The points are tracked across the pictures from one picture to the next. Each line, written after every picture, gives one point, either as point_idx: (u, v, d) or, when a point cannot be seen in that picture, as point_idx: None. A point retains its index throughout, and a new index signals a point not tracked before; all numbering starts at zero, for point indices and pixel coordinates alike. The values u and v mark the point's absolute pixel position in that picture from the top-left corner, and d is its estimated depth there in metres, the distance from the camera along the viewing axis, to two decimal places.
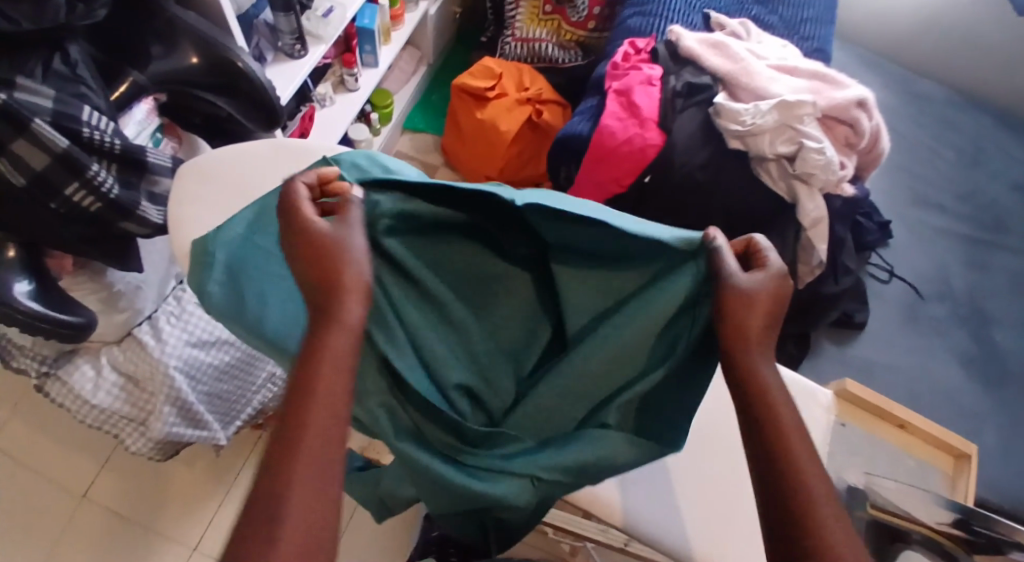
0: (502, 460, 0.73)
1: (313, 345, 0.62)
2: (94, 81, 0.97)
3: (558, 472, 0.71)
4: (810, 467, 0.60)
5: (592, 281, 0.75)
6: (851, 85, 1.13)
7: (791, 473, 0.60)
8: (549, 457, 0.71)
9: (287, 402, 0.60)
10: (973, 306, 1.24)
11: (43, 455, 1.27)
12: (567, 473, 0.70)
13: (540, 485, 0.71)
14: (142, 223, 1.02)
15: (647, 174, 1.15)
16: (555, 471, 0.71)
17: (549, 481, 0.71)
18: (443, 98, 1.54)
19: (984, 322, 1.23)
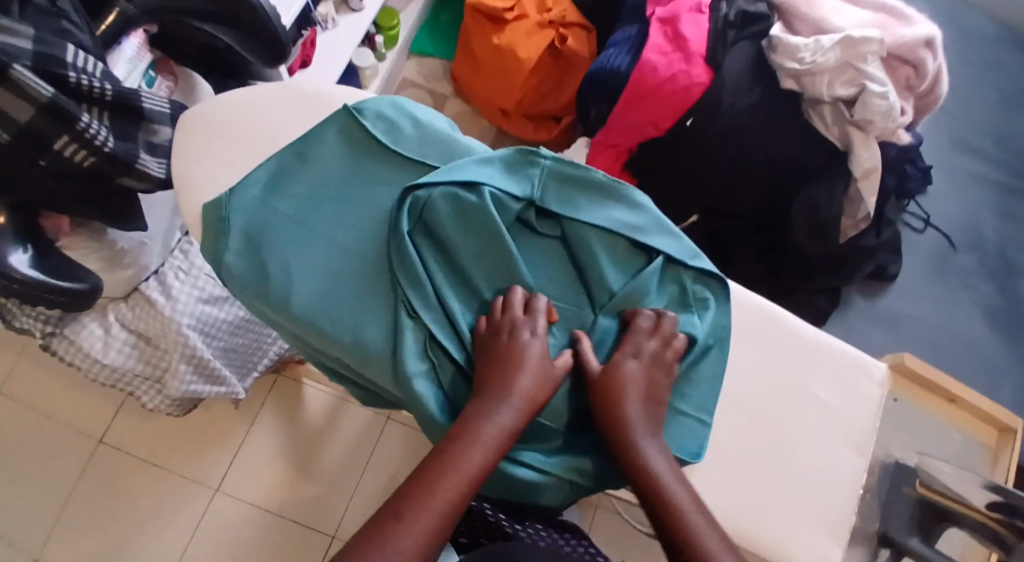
0: (541, 458, 0.81)
1: (467, 428, 0.74)
2: (78, 13, 0.85)
3: (590, 475, 0.81)
4: (695, 515, 0.70)
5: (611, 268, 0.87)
6: (920, 22, 1.04)
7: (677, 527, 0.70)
8: (583, 460, 0.81)
9: (429, 463, 0.71)
10: (1001, 256, 1.26)
11: (50, 400, 1.23)
12: (599, 475, 0.81)
13: (575, 486, 0.81)
14: (144, 178, 0.90)
15: (689, 116, 1.08)
16: (589, 472, 0.81)
17: (583, 484, 0.81)
18: (452, 18, 1.40)
19: (1011, 275, 1.25)
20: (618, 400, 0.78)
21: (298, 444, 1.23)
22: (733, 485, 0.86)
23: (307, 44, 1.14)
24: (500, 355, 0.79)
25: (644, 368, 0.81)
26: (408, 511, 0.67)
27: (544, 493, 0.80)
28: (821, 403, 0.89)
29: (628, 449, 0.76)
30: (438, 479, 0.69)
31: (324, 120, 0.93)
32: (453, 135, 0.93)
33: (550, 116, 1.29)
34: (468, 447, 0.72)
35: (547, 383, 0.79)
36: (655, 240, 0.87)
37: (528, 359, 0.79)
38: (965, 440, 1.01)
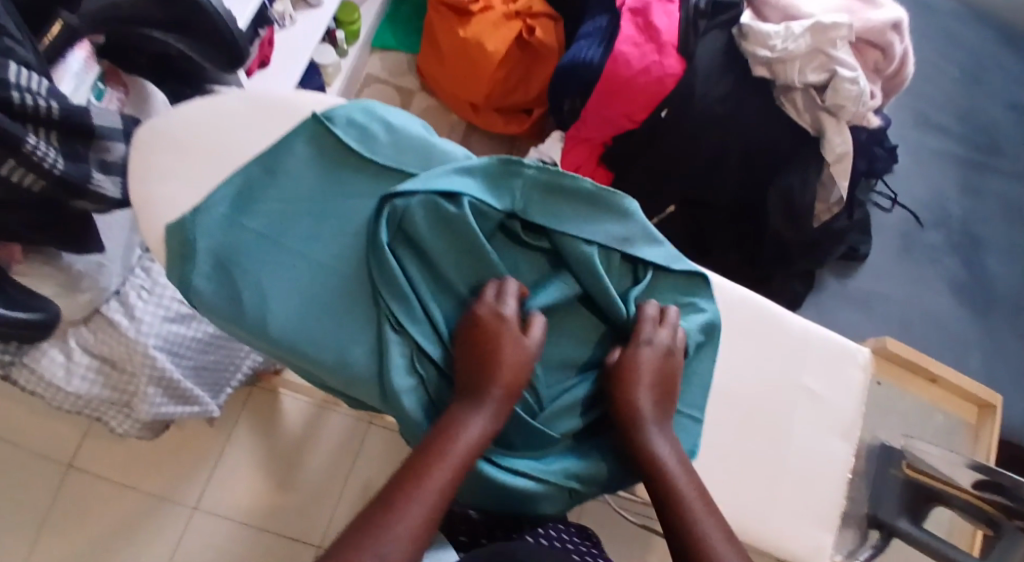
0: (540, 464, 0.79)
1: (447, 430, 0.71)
2: (18, 27, 0.77)
3: (589, 483, 0.80)
4: (694, 500, 0.71)
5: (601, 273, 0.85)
6: (887, 4, 1.03)
7: (674, 511, 0.71)
8: (580, 463, 0.80)
9: (403, 472, 0.67)
10: (965, 231, 1.30)
11: (10, 426, 1.17)
12: (595, 478, 0.80)
13: (574, 494, 0.80)
14: (99, 200, 0.85)
15: (664, 107, 1.06)
16: (585, 475, 0.79)
17: (582, 491, 0.80)
18: (414, 7, 1.36)
19: (975, 249, 1.29)
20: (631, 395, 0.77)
21: (277, 456, 1.20)
22: (732, 477, 0.87)
23: (266, 44, 1.07)
24: (480, 340, 0.76)
25: (657, 358, 0.79)
26: (395, 504, 0.65)
27: (542, 501, 0.79)
28: (812, 394, 0.90)
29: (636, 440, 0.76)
30: (423, 471, 0.67)
31: (292, 132, 0.88)
32: (425, 138, 0.90)
33: (521, 109, 1.26)
34: (451, 443, 0.70)
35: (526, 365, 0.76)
36: (641, 246, 0.86)
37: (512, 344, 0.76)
38: (948, 422, 1.09)
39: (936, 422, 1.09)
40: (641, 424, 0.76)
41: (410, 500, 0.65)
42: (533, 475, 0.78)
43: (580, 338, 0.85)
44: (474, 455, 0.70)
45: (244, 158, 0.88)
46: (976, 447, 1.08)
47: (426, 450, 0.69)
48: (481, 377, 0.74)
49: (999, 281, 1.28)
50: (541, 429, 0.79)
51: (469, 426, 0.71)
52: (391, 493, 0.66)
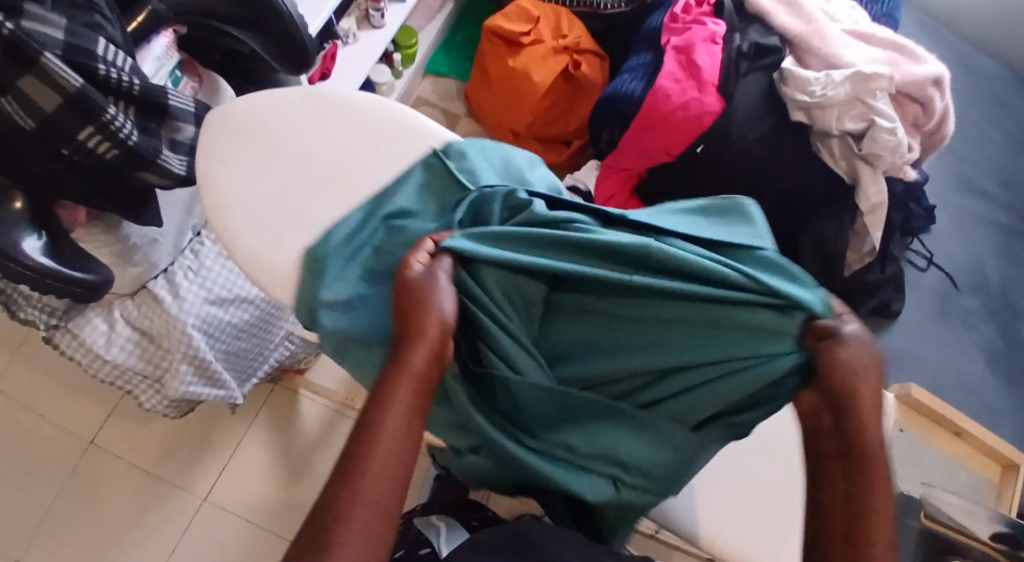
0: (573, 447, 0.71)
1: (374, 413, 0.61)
2: (111, 9, 0.86)
3: (641, 479, 0.71)
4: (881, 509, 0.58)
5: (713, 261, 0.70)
6: (928, 60, 1.06)
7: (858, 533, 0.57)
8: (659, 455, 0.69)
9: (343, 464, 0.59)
10: (1004, 299, 1.27)
11: (44, 398, 1.22)
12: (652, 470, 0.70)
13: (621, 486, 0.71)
14: (164, 174, 0.91)
15: (699, 143, 1.09)
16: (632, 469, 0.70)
17: (631, 485, 0.71)
18: (469, 39, 1.46)
19: (1015, 319, 1.26)
20: (866, 423, 0.59)
21: (291, 458, 1.21)
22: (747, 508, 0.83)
23: (326, 57, 1.16)
24: (404, 298, 0.67)
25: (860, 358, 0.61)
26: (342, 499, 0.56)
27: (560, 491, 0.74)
28: None
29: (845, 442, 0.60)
30: (372, 440, 0.59)
31: (410, 169, 0.91)
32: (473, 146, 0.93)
33: (560, 141, 1.32)
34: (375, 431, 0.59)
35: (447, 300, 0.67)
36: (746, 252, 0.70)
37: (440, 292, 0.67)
38: (971, 476, 1.13)
39: (958, 475, 1.13)
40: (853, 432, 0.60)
41: (361, 476, 0.57)
42: (561, 458, 0.71)
43: (747, 337, 0.66)
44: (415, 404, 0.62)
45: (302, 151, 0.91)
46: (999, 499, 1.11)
47: (369, 413, 0.60)
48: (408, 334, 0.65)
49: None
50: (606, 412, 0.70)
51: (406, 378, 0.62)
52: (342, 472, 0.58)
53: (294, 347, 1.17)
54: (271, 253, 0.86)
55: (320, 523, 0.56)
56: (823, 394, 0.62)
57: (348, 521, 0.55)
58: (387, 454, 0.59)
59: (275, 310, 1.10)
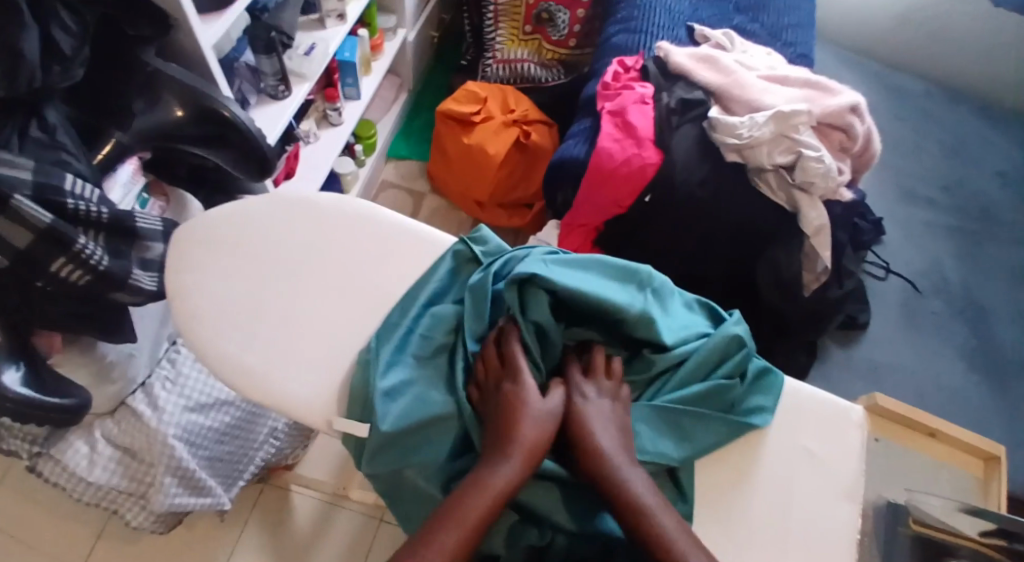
0: None
1: (457, 502, 0.74)
2: (75, 144, 0.90)
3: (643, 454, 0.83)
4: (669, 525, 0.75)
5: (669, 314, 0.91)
6: (843, 92, 1.14)
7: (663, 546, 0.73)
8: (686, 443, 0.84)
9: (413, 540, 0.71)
10: (968, 298, 1.33)
11: (34, 528, 1.19)
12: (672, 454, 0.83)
13: None
14: (135, 293, 0.91)
15: (647, 194, 1.15)
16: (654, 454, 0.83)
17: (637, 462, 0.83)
18: (426, 123, 1.57)
19: (981, 313, 1.32)
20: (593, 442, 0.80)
21: (285, 556, 1.19)
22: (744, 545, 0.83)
23: (290, 157, 1.24)
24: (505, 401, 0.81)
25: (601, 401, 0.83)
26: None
27: (575, 508, 0.81)
28: (810, 454, 0.88)
29: (608, 480, 0.78)
30: (441, 527, 0.72)
31: (439, 258, 0.94)
32: (425, 229, 0.97)
33: (522, 204, 1.42)
34: (455, 517, 0.73)
35: (548, 424, 0.80)
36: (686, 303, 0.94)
37: (533, 412, 0.80)
38: (954, 475, 1.16)
39: (942, 476, 1.16)
40: (611, 463, 0.78)
41: (426, 556, 0.70)
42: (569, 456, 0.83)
43: (708, 361, 0.88)
44: (496, 507, 0.74)
45: (284, 254, 0.93)
46: (987, 496, 1.14)
47: (450, 508, 0.73)
48: (509, 440, 0.78)
49: (1008, 345, 1.29)
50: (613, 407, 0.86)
51: (491, 486, 0.75)
52: (411, 553, 0.70)
53: (279, 443, 1.17)
54: (246, 355, 0.88)
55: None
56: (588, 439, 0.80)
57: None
58: (450, 545, 0.71)
59: (254, 407, 1.11)
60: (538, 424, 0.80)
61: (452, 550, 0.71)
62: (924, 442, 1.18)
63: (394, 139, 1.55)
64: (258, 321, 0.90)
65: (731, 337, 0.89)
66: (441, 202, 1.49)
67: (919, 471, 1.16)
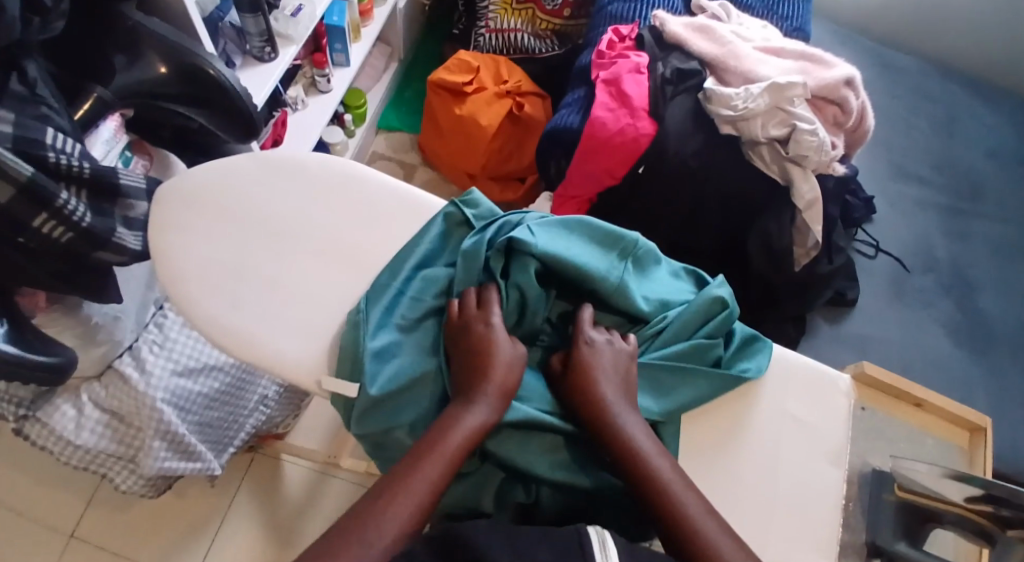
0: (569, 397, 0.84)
1: (430, 442, 0.75)
2: (56, 99, 0.88)
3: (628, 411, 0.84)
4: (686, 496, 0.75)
5: (652, 280, 0.92)
6: (839, 65, 1.14)
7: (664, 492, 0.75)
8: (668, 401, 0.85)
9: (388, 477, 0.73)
10: (956, 273, 1.34)
11: (21, 493, 1.19)
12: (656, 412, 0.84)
13: None
14: (121, 251, 0.91)
15: (640, 164, 1.15)
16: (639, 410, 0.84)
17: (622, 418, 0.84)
18: (417, 94, 1.56)
19: (968, 290, 1.32)
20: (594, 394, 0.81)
21: (277, 521, 1.20)
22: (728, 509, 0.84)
23: (279, 124, 1.23)
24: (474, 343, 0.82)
25: (607, 354, 0.84)
26: (384, 499, 0.71)
27: (558, 459, 0.81)
28: (798, 421, 0.89)
29: (607, 426, 0.79)
30: (415, 467, 0.73)
31: (429, 220, 0.93)
32: (414, 192, 0.97)
33: (515, 177, 1.41)
34: (428, 458, 0.74)
35: (516, 368, 0.82)
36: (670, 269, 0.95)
37: (504, 357, 0.82)
38: (938, 443, 1.21)
39: (927, 444, 1.21)
40: (610, 413, 0.80)
41: (402, 493, 0.72)
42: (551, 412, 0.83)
43: (689, 324, 0.89)
44: (470, 444, 0.76)
45: (271, 215, 0.93)
46: (972, 463, 1.19)
47: (422, 447, 0.75)
48: (480, 382, 0.80)
49: (996, 320, 1.29)
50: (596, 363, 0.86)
51: (462, 426, 0.76)
52: (389, 488, 0.72)
53: (269, 410, 1.17)
54: (230, 317, 0.87)
55: (356, 527, 0.69)
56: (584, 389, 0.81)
57: (382, 525, 0.69)
58: (426, 483, 0.73)
59: (245, 372, 1.10)
60: (505, 366, 0.81)
61: (427, 486, 0.72)
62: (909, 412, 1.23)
63: (386, 109, 1.54)
64: (244, 284, 0.89)
65: (711, 299, 0.89)
66: (433, 174, 1.48)
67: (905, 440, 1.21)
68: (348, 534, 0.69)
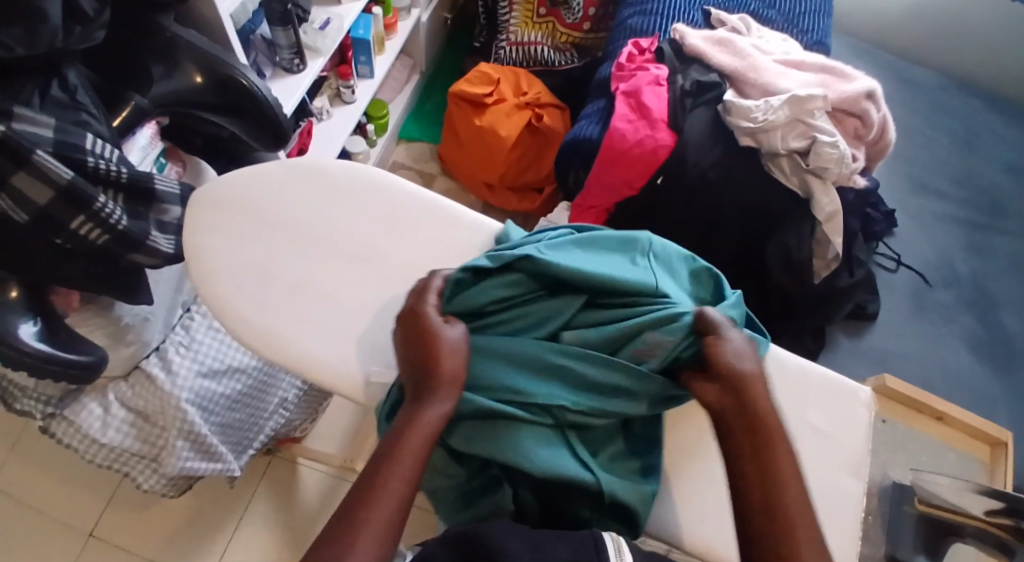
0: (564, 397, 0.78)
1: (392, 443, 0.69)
2: (95, 106, 0.91)
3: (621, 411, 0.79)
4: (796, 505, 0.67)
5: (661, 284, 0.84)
6: (859, 78, 1.14)
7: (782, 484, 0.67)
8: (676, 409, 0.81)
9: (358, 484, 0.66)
10: (978, 288, 1.32)
11: (44, 492, 1.22)
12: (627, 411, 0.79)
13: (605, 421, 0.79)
14: (153, 254, 0.94)
15: (659, 175, 1.16)
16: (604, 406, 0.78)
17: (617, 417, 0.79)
18: (437, 106, 1.59)
19: (991, 305, 1.31)
20: (757, 397, 0.73)
21: (293, 525, 1.21)
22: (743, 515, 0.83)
23: (303, 134, 1.25)
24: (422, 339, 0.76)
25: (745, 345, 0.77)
26: (361, 512, 0.64)
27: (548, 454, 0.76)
28: (818, 431, 0.88)
29: (741, 404, 0.73)
30: (382, 470, 0.67)
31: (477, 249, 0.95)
32: (434, 197, 0.98)
33: (533, 188, 1.43)
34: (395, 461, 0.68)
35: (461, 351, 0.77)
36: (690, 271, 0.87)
37: (450, 345, 0.76)
38: (960, 458, 1.19)
39: (948, 458, 1.19)
40: (748, 397, 0.73)
41: (379, 496, 0.65)
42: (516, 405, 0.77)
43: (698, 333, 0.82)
44: (433, 438, 0.70)
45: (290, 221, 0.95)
46: (993, 477, 1.16)
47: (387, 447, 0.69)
48: (428, 374, 0.74)
49: (1020, 336, 1.28)
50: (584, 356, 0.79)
51: (421, 422, 0.71)
52: (360, 498, 0.65)
53: (288, 413, 1.18)
54: (257, 315, 0.89)
55: (339, 536, 0.63)
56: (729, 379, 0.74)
57: (366, 531, 0.63)
58: (399, 484, 0.67)
59: (267, 375, 1.12)
60: (451, 353, 0.76)
61: (400, 484, 0.66)
62: (930, 425, 1.21)
63: (406, 120, 1.57)
64: (269, 285, 0.91)
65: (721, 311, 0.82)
66: (451, 185, 1.50)
67: (925, 453, 1.19)
68: (331, 543, 0.63)
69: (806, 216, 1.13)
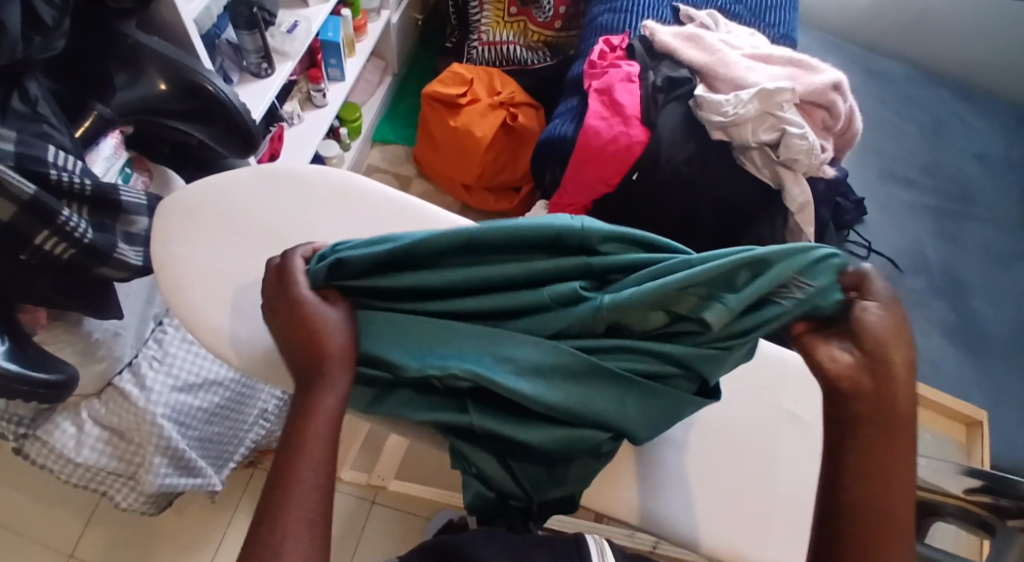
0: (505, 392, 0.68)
1: (297, 438, 0.62)
2: (57, 116, 0.89)
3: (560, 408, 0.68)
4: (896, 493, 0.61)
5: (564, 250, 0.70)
6: (826, 70, 1.16)
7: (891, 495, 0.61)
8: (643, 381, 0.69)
9: (272, 486, 0.60)
10: (948, 275, 1.35)
11: (19, 514, 1.18)
12: (544, 400, 0.67)
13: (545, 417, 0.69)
14: (120, 266, 0.91)
15: (635, 170, 1.16)
16: (519, 392, 0.67)
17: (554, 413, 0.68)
18: (411, 107, 1.58)
19: (961, 290, 1.34)
20: (897, 380, 0.62)
21: None
22: (730, 502, 0.83)
23: (274, 139, 1.24)
24: (299, 327, 0.69)
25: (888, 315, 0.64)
26: (280, 517, 0.58)
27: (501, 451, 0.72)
28: (793, 417, 0.87)
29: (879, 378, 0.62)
30: (295, 463, 0.61)
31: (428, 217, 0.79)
32: (413, 201, 0.97)
33: (509, 188, 1.43)
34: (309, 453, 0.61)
35: (342, 327, 0.70)
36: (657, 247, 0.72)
37: (328, 324, 0.69)
38: (936, 437, 1.26)
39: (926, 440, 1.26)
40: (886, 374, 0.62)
41: (290, 495, 0.59)
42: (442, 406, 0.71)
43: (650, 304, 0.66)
44: (338, 424, 0.64)
45: (258, 229, 0.92)
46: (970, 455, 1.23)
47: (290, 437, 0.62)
48: (313, 360, 0.67)
49: (989, 319, 1.31)
50: (483, 334, 0.70)
51: (320, 406, 0.64)
52: (274, 503, 0.59)
53: (268, 425, 1.17)
54: (234, 328, 0.87)
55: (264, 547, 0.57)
56: (867, 355, 0.63)
57: (289, 527, 0.58)
58: (313, 479, 0.60)
59: (244, 387, 1.10)
60: (333, 334, 0.69)
61: (315, 476, 0.60)
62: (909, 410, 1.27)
63: (380, 122, 1.56)
64: (247, 294, 0.89)
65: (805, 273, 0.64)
66: (428, 187, 1.49)
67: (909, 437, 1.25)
68: (256, 549, 0.57)
69: (780, 208, 1.15)
